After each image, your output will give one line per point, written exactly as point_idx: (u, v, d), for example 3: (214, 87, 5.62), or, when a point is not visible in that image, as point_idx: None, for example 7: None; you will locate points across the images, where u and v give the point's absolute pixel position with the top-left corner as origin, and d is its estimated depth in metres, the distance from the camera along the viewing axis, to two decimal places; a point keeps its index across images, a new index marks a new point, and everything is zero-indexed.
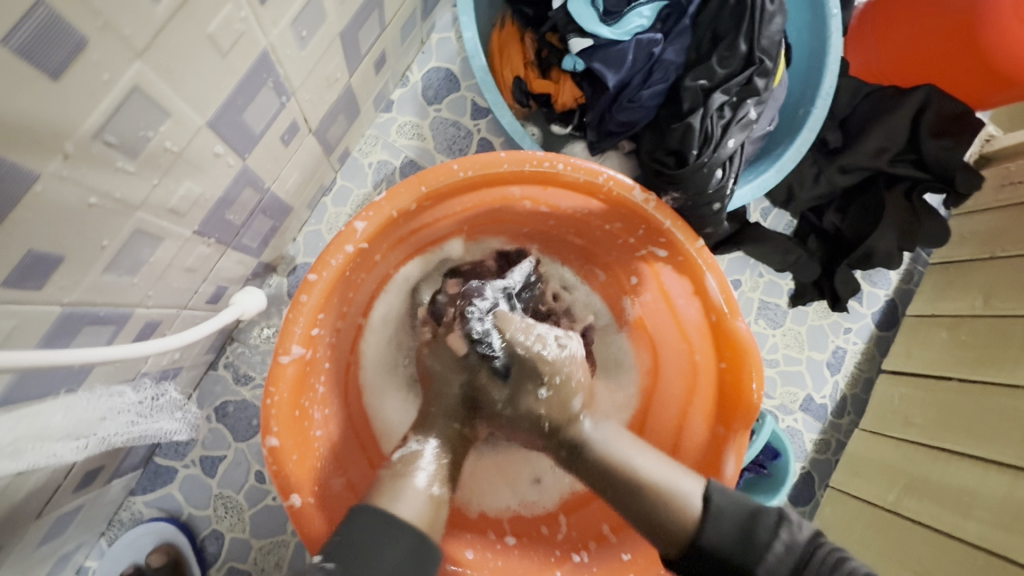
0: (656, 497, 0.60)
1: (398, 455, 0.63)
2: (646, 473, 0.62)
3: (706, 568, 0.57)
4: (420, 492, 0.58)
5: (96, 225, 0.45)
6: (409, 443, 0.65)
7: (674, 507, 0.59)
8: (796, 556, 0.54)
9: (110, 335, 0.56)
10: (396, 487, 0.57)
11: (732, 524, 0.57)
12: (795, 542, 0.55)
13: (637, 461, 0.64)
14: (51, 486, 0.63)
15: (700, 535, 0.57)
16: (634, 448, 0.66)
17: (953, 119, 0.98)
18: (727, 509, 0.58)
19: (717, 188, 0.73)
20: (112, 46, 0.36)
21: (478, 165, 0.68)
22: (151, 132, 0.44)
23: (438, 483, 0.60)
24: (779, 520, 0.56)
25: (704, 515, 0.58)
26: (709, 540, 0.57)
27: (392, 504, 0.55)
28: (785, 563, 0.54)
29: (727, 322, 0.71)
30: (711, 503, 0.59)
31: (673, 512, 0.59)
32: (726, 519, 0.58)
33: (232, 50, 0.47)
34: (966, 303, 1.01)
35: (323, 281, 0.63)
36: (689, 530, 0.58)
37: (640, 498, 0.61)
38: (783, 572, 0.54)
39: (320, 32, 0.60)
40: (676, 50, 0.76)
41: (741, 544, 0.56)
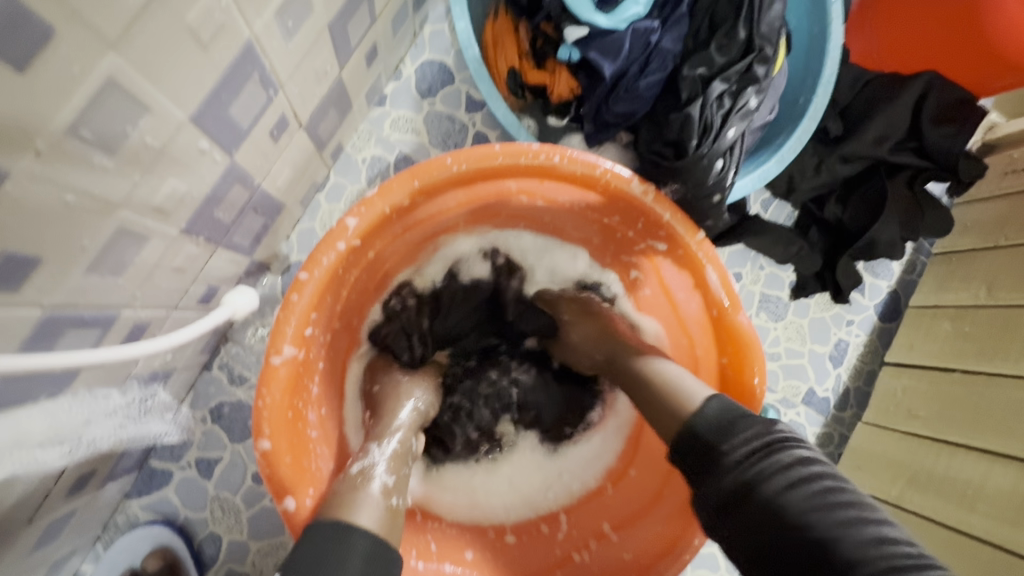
0: (661, 391, 0.63)
1: (356, 468, 0.62)
2: (664, 373, 0.64)
3: (693, 446, 0.56)
4: (378, 501, 0.58)
5: (75, 225, 0.43)
6: (367, 455, 0.65)
7: (676, 397, 0.61)
8: (759, 458, 0.52)
9: (96, 338, 0.55)
10: (355, 497, 0.57)
11: (715, 413, 0.57)
12: (784, 446, 0.52)
13: (659, 362, 0.68)
14: (40, 492, 0.61)
15: (695, 416, 0.58)
16: (677, 364, 0.67)
17: (955, 106, 0.96)
18: (715, 401, 0.58)
19: (716, 180, 0.72)
20: (84, 37, 0.34)
21: (472, 158, 0.67)
22: (129, 128, 0.42)
23: (395, 493, 0.61)
24: (767, 425, 0.54)
25: (704, 400, 0.59)
26: (696, 421, 0.57)
27: (352, 515, 0.54)
28: (769, 469, 0.51)
29: (729, 316, 0.70)
30: (708, 401, 0.59)
31: (673, 402, 0.61)
32: (716, 413, 0.57)
33: (213, 42, 0.45)
34: (969, 293, 1.00)
35: (315, 280, 0.62)
36: (684, 413, 0.59)
37: (649, 393, 0.64)
38: (764, 476, 0.51)
39: (307, 24, 0.58)
40: (673, 38, 0.74)
41: (719, 433, 0.55)
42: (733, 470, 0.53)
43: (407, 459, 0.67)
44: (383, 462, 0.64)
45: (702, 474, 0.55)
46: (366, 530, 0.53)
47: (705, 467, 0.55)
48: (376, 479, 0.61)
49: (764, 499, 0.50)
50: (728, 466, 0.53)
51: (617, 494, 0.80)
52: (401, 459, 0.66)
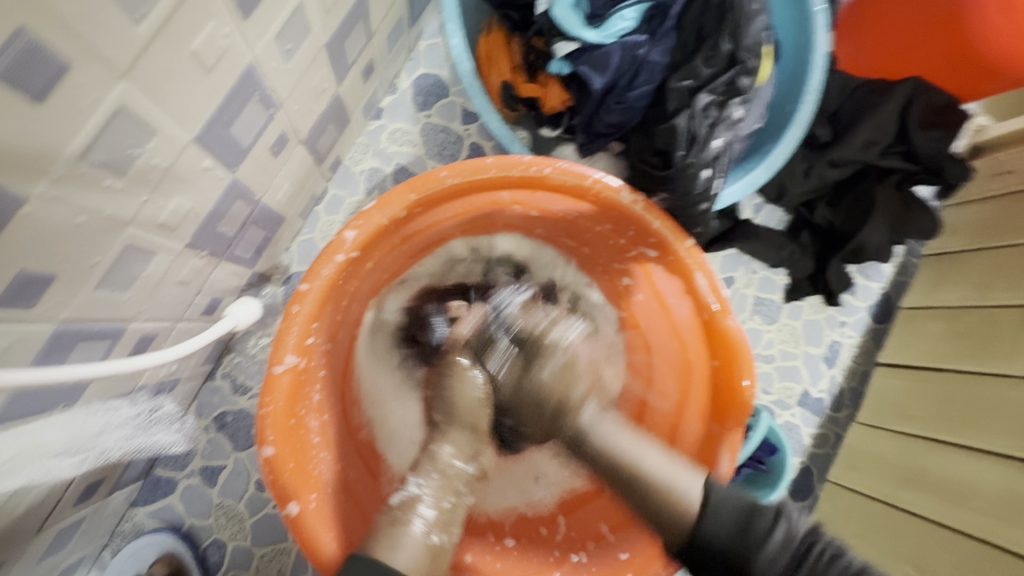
0: (659, 493, 0.61)
1: (396, 499, 0.59)
2: (650, 467, 0.63)
3: (711, 559, 0.58)
4: (418, 542, 0.55)
5: (86, 243, 0.45)
6: (406, 484, 0.61)
7: (673, 500, 0.60)
8: (789, 568, 0.55)
9: (105, 351, 0.57)
10: (395, 538, 0.55)
11: (732, 515, 0.58)
12: (794, 534, 0.56)
13: (644, 457, 0.64)
14: (50, 501, 0.63)
15: (698, 528, 0.58)
16: (647, 445, 0.65)
17: (941, 111, 0.98)
18: (727, 500, 0.59)
19: (704, 189, 0.73)
20: (95, 68, 0.36)
21: (465, 171, 0.69)
22: (137, 150, 0.45)
23: (436, 530, 0.57)
24: (778, 517, 0.57)
25: (703, 509, 0.59)
26: (708, 534, 0.58)
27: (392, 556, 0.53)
28: (783, 559, 0.55)
29: (718, 320, 0.72)
30: (710, 497, 0.59)
31: (673, 508, 0.60)
32: (726, 510, 0.58)
33: (216, 66, 0.47)
34: (960, 294, 1.02)
35: (315, 291, 0.64)
36: (688, 522, 0.59)
37: (642, 493, 0.62)
38: (777, 569, 0.55)
39: (305, 45, 0.60)
40: (661, 51, 0.77)
41: (739, 538, 0.57)
42: None
43: (452, 489, 0.61)
44: (424, 495, 0.59)
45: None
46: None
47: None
48: (414, 517, 0.57)
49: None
50: None
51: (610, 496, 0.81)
52: (444, 489, 0.61)
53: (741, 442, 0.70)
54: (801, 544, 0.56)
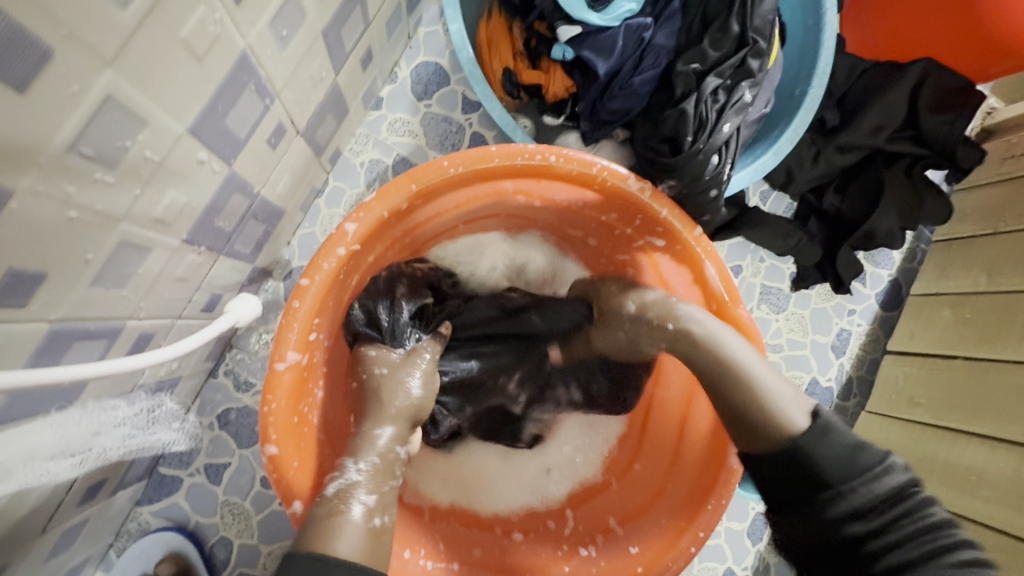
0: (759, 403, 0.60)
1: (333, 487, 0.58)
2: (766, 382, 0.61)
3: (790, 475, 0.57)
4: (358, 526, 0.54)
5: (77, 240, 0.44)
6: (345, 470, 0.60)
7: (775, 413, 0.59)
8: (891, 501, 0.53)
9: (102, 350, 0.55)
10: (334, 524, 0.53)
11: (840, 442, 0.57)
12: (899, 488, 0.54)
13: (740, 352, 0.63)
14: (53, 501, 0.62)
15: (796, 437, 0.57)
16: (759, 361, 0.63)
17: (953, 94, 0.96)
18: (835, 428, 0.58)
19: (712, 175, 0.72)
20: (80, 56, 0.35)
21: (468, 160, 0.67)
22: (128, 142, 0.43)
23: (379, 514, 0.57)
24: (884, 471, 0.55)
25: (809, 428, 0.58)
26: (812, 448, 0.56)
27: (328, 545, 0.51)
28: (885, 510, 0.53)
29: (729, 310, 0.70)
30: (819, 423, 0.58)
31: (773, 422, 0.59)
32: (831, 445, 0.57)
33: (208, 53, 0.46)
34: (969, 281, 1.00)
35: (316, 286, 0.62)
36: (790, 435, 0.58)
37: (742, 391, 0.61)
38: (872, 500, 0.54)
39: (301, 32, 0.59)
40: (666, 34, 0.75)
41: (846, 465, 0.55)
42: (864, 506, 0.53)
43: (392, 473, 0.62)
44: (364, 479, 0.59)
45: (800, 505, 0.56)
46: (346, 561, 0.50)
47: (812, 506, 0.55)
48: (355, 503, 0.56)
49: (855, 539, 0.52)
50: (851, 512, 0.53)
51: (621, 488, 0.82)
52: (383, 474, 0.61)
53: None
54: (908, 486, 0.54)
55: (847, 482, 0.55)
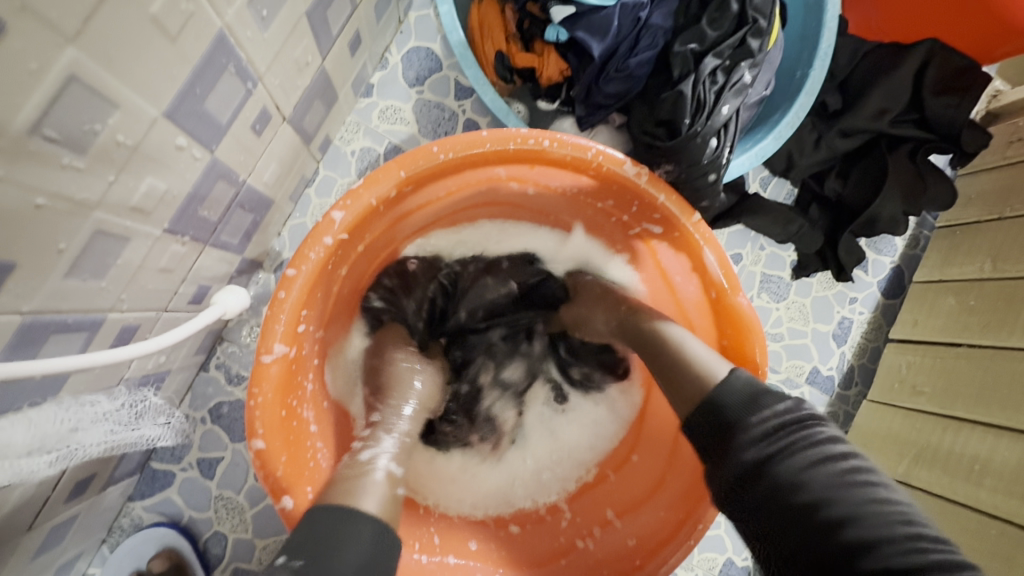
0: (683, 367, 0.62)
1: (365, 455, 0.62)
2: (692, 352, 0.62)
3: (711, 420, 0.56)
4: (380, 486, 0.58)
5: (48, 229, 0.42)
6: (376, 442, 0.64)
7: (705, 381, 0.59)
8: (784, 441, 0.51)
9: (82, 343, 0.54)
10: (360, 484, 0.57)
11: (742, 387, 0.56)
12: (789, 416, 0.52)
13: (673, 326, 0.66)
14: (38, 498, 0.61)
15: (717, 394, 0.57)
16: (692, 336, 0.65)
17: (958, 75, 0.93)
18: (739, 378, 0.57)
19: (711, 158, 0.70)
20: (37, 31, 0.33)
21: (459, 146, 0.65)
22: (98, 125, 0.41)
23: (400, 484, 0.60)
24: (786, 401, 0.54)
25: (723, 380, 0.58)
26: (720, 397, 0.56)
27: (355, 500, 0.54)
28: (768, 443, 0.51)
29: (727, 298, 0.68)
30: (733, 374, 0.58)
31: (700, 374, 0.60)
32: (738, 388, 0.56)
33: (182, 32, 0.44)
34: (974, 267, 0.98)
35: (303, 276, 0.60)
36: (708, 390, 0.58)
37: (676, 373, 0.62)
38: (763, 454, 0.51)
39: (282, 13, 0.56)
40: (662, 15, 0.72)
41: (745, 407, 0.54)
42: (752, 445, 0.52)
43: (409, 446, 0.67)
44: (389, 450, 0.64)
45: (717, 450, 0.55)
46: (372, 517, 0.53)
47: (718, 446, 0.55)
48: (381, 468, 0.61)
49: (742, 452, 0.52)
50: (753, 446, 0.52)
51: (618, 481, 0.80)
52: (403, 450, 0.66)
53: None
54: (800, 431, 0.51)
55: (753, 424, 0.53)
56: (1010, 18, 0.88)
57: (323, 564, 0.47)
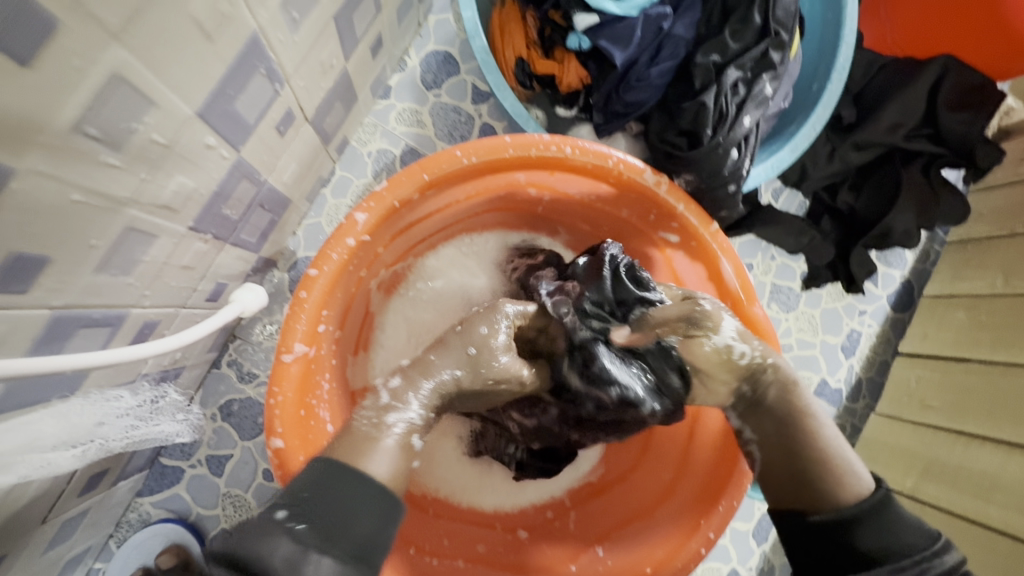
0: (824, 469, 0.53)
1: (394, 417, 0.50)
2: (837, 456, 0.54)
3: (846, 551, 0.49)
4: (390, 449, 0.47)
5: (83, 224, 0.43)
6: (407, 406, 0.51)
7: (842, 479, 0.52)
8: None
9: (106, 338, 0.54)
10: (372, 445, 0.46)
11: (903, 519, 0.50)
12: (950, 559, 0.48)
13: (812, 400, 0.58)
14: (53, 491, 0.61)
15: (861, 511, 0.50)
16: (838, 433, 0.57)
17: (972, 91, 0.94)
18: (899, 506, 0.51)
19: (731, 170, 0.70)
20: (87, 29, 0.33)
21: (481, 151, 0.66)
22: (135, 123, 0.41)
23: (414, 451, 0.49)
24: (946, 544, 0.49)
25: (877, 499, 0.51)
26: (868, 523, 0.49)
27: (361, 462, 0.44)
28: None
29: (743, 309, 0.69)
30: (888, 501, 0.51)
31: (835, 482, 0.52)
32: (896, 518, 0.50)
33: (218, 33, 0.44)
34: (984, 282, 0.98)
35: (325, 276, 0.61)
36: (855, 505, 0.50)
37: (815, 462, 0.54)
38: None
39: (313, 15, 0.57)
40: (685, 25, 0.73)
41: (898, 543, 0.48)
42: None
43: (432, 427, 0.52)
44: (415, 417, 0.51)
45: (842, 566, 0.48)
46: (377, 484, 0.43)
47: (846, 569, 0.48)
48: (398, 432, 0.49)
49: None
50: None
51: (626, 487, 0.80)
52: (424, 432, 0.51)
53: None
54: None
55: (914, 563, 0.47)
56: (1022, 39, 0.90)
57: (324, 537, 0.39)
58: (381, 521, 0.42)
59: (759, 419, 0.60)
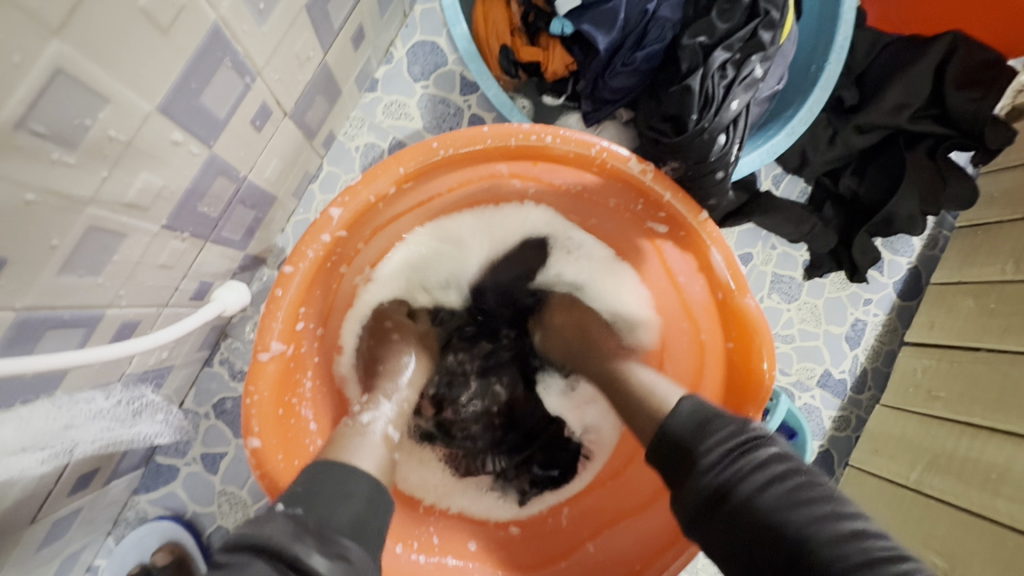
0: (637, 390, 0.65)
1: (365, 417, 0.63)
2: (640, 378, 0.66)
3: (661, 454, 0.58)
4: (373, 443, 0.59)
5: (40, 223, 0.42)
6: (376, 407, 0.65)
7: (650, 398, 0.63)
8: (737, 459, 0.52)
9: (81, 339, 0.54)
10: (353, 439, 0.58)
11: (688, 414, 0.58)
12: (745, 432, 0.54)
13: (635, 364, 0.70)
14: (40, 491, 0.62)
15: (664, 419, 0.59)
16: (649, 369, 0.68)
17: (981, 68, 0.89)
18: (692, 404, 0.59)
19: (719, 156, 0.68)
20: (20, 23, 0.32)
21: (459, 142, 0.64)
22: (88, 120, 0.41)
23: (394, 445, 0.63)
24: (738, 427, 0.54)
25: (674, 404, 0.60)
26: (667, 426, 0.58)
27: (348, 455, 0.55)
28: (722, 461, 0.52)
29: (735, 300, 0.66)
30: (682, 400, 0.60)
31: (646, 400, 0.63)
32: (688, 414, 0.58)
33: (174, 25, 0.43)
34: (995, 268, 0.94)
35: (301, 274, 0.60)
36: (659, 414, 0.60)
37: (626, 388, 0.67)
38: (719, 481, 0.52)
39: (281, 5, 0.56)
40: (671, 6, 0.70)
41: (695, 433, 0.56)
42: (706, 471, 0.53)
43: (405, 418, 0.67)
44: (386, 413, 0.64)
45: (669, 469, 0.57)
46: (365, 471, 0.54)
47: (671, 469, 0.56)
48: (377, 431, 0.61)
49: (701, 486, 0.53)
50: (704, 467, 0.53)
51: (625, 483, 0.77)
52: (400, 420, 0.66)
53: (760, 427, 0.66)
54: (749, 457, 0.52)
55: (699, 453, 0.54)
56: None
57: (324, 512, 0.48)
58: (369, 504, 0.51)
59: (585, 368, 0.75)
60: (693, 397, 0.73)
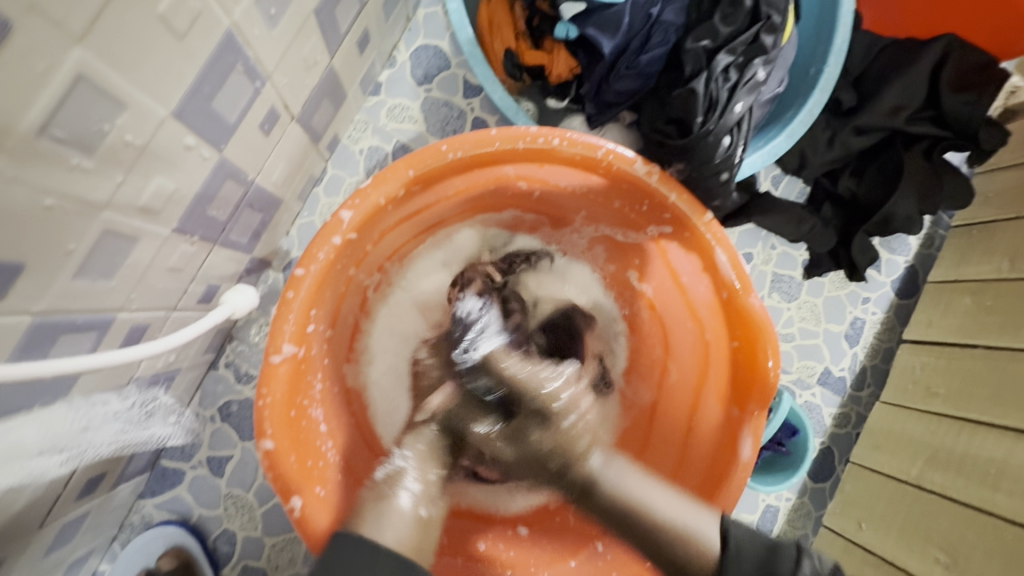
0: (677, 542, 0.58)
1: (382, 473, 0.62)
2: (659, 510, 0.59)
3: None
4: (405, 515, 0.58)
5: (58, 228, 0.42)
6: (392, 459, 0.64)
7: (686, 537, 0.58)
8: None
9: (93, 343, 0.54)
10: (379, 509, 0.57)
11: (753, 553, 0.56)
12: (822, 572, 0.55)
13: (627, 477, 0.63)
14: (49, 495, 0.62)
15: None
16: (648, 482, 0.62)
17: (975, 71, 0.91)
18: (744, 543, 0.57)
19: (724, 157, 0.69)
20: (44, 30, 0.33)
21: (467, 145, 0.65)
22: (107, 125, 0.41)
23: (424, 504, 0.60)
24: (800, 554, 0.56)
25: (722, 555, 0.57)
26: (726, 571, 0.56)
27: (376, 530, 0.55)
28: None
29: (739, 299, 0.67)
30: (728, 540, 0.57)
31: (688, 551, 0.57)
32: (747, 553, 0.56)
33: (189, 31, 0.43)
34: (991, 266, 0.96)
35: (312, 276, 0.60)
36: (711, 563, 0.56)
37: (657, 543, 0.58)
38: None
39: (291, 11, 0.56)
40: (674, 10, 0.71)
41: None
42: None
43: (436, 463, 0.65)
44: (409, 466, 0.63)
45: None
46: (394, 549, 0.53)
47: None
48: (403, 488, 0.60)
49: None
50: None
51: None
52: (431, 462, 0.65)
53: (765, 425, 0.67)
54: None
55: None
56: None
57: None
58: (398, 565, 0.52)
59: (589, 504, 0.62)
60: (697, 395, 0.75)
